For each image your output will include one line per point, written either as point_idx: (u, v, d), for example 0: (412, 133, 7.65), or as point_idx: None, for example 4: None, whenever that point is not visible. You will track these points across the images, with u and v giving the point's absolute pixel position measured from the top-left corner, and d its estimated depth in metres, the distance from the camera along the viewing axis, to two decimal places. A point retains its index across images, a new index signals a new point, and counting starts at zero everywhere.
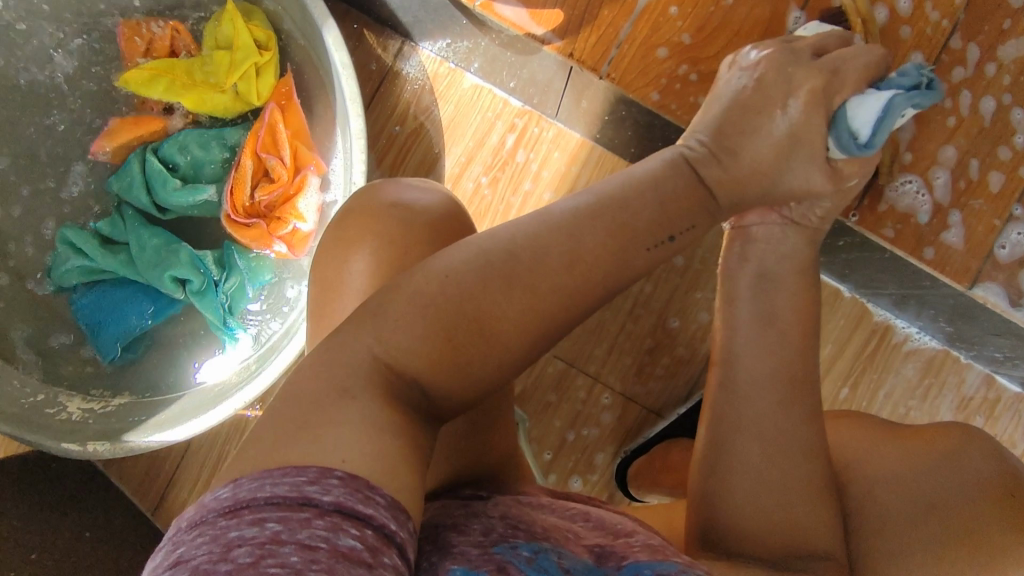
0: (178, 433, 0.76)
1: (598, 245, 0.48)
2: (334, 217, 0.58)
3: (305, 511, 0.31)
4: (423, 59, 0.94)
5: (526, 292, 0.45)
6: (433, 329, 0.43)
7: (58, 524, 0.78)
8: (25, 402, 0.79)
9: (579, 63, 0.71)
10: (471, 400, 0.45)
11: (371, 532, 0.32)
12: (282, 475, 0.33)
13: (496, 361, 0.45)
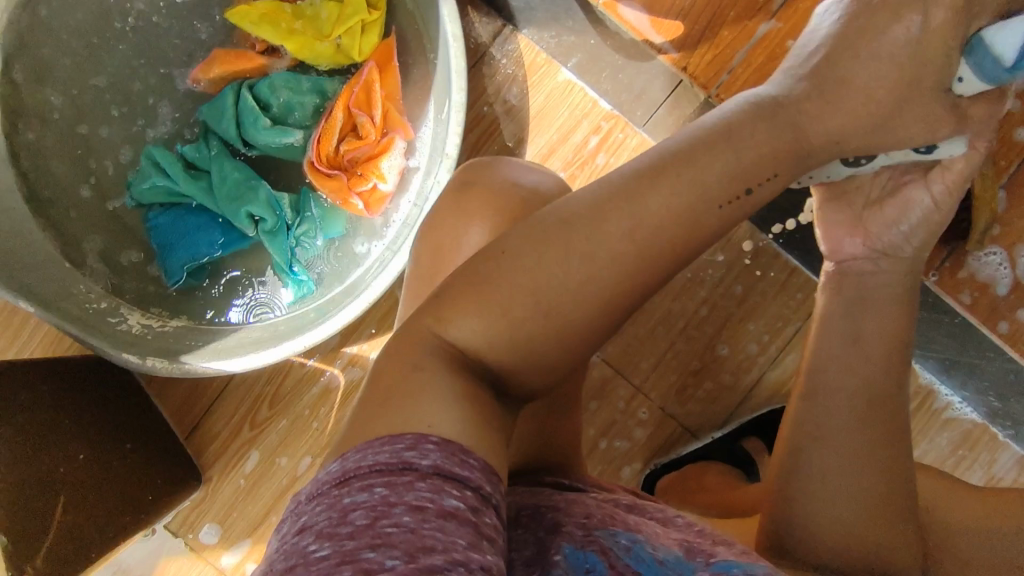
0: (233, 366, 0.78)
1: (662, 206, 0.47)
2: (452, 186, 0.60)
3: (410, 473, 0.35)
4: (521, 44, 0.94)
5: (585, 259, 0.46)
6: (499, 315, 0.45)
7: (100, 435, 0.79)
8: (90, 307, 0.82)
9: (692, 78, 0.74)
10: (537, 377, 0.46)
11: (470, 493, 0.35)
12: (383, 443, 0.37)
13: (560, 340, 0.46)
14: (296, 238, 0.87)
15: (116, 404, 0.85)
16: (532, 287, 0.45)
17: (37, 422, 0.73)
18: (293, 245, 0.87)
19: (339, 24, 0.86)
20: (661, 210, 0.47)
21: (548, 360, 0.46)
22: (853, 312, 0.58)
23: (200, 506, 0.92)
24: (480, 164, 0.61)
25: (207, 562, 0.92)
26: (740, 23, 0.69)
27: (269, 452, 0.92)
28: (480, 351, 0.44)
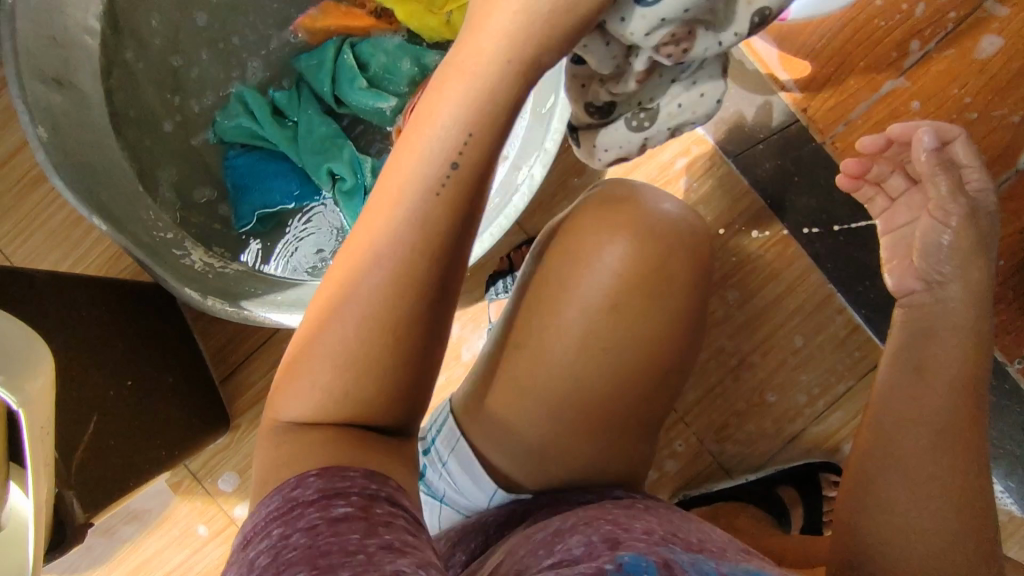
0: (291, 321, 0.77)
1: (406, 212, 0.44)
2: (594, 196, 0.63)
3: (299, 506, 0.38)
4: None
5: (362, 300, 0.44)
6: (313, 386, 0.44)
7: (146, 367, 0.78)
8: (156, 235, 0.81)
9: (808, 121, 0.71)
10: (365, 417, 0.44)
11: (356, 497, 0.38)
12: (269, 498, 0.39)
13: (374, 377, 0.44)
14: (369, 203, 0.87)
15: (165, 339, 0.84)
16: (313, 363, 0.44)
17: (91, 342, 0.71)
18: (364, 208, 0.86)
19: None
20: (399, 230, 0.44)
21: (387, 392, 0.45)
22: (907, 382, 0.61)
23: (223, 452, 0.94)
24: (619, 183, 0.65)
25: (219, 507, 0.93)
26: (870, 73, 0.68)
27: None
28: (313, 423, 0.44)
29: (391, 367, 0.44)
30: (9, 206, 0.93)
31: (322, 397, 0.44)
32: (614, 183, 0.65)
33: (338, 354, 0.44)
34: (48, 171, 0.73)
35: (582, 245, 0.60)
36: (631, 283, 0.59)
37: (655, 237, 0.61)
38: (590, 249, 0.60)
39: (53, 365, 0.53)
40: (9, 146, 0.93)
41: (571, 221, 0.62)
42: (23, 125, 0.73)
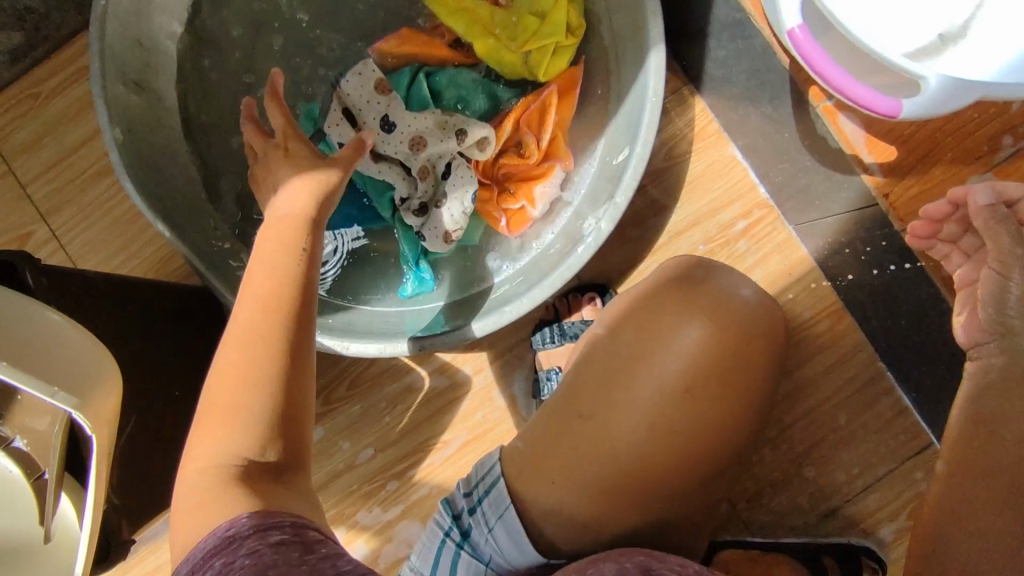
0: (342, 347, 0.77)
1: (265, 266, 0.56)
2: (668, 274, 0.64)
3: (236, 540, 0.42)
4: (696, 108, 0.91)
5: (240, 339, 0.52)
6: (208, 458, 0.48)
7: (193, 378, 0.78)
8: (215, 245, 0.82)
9: (889, 206, 0.68)
10: (262, 438, 0.49)
11: (288, 529, 0.43)
12: (202, 538, 0.44)
13: (265, 394, 0.50)
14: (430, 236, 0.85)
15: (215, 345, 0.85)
16: (210, 401, 0.50)
17: (145, 351, 0.71)
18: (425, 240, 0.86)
19: (533, 36, 0.83)
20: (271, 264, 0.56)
21: (272, 427, 0.49)
22: None
23: None
24: (696, 265, 0.65)
25: None
26: (958, 163, 0.64)
27: (334, 432, 0.94)
28: (215, 456, 0.48)
29: (267, 402, 0.50)
30: (71, 197, 0.94)
31: (220, 433, 0.49)
32: (691, 264, 0.66)
33: (229, 387, 0.50)
34: (118, 171, 0.73)
35: (657, 326, 0.60)
36: (706, 365, 0.59)
37: (736, 326, 0.60)
38: (667, 334, 0.60)
39: (118, 383, 0.53)
40: (77, 138, 0.94)
41: (645, 298, 0.62)
42: (100, 125, 0.73)
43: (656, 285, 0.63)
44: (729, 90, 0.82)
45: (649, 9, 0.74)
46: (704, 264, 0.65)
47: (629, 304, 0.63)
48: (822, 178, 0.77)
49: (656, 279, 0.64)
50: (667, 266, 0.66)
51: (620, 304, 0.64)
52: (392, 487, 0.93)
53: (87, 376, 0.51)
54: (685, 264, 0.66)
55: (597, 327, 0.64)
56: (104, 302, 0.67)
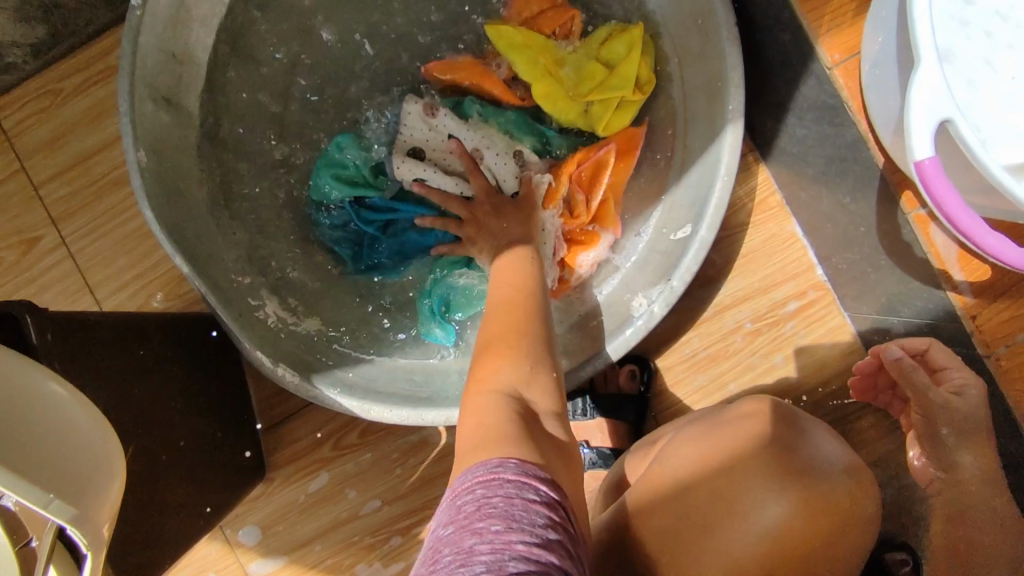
0: (363, 409, 0.72)
1: (516, 264, 0.67)
2: (753, 433, 0.64)
3: (500, 478, 0.42)
4: (759, 177, 0.84)
5: (515, 286, 0.63)
6: (483, 390, 0.52)
7: (182, 424, 0.74)
8: (234, 281, 0.75)
9: (975, 329, 0.63)
10: (533, 367, 0.54)
11: (546, 492, 0.42)
12: (475, 466, 0.44)
13: (531, 333, 0.57)
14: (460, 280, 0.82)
15: (198, 386, 0.79)
16: (487, 350, 0.56)
17: (140, 404, 0.66)
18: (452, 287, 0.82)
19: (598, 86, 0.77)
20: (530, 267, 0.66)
21: (530, 356, 0.55)
22: None
23: (254, 502, 0.90)
24: (783, 423, 0.66)
25: (238, 559, 0.90)
26: None
27: (342, 478, 0.90)
28: (494, 384, 0.52)
29: (544, 346, 0.57)
30: (85, 205, 0.88)
31: (497, 353, 0.55)
32: (773, 417, 0.66)
33: (495, 336, 0.57)
34: (138, 198, 0.67)
35: (741, 492, 0.61)
36: (784, 547, 0.60)
37: (820, 502, 0.61)
38: (750, 503, 0.60)
39: (121, 479, 0.48)
40: (97, 142, 0.88)
41: (733, 458, 0.63)
42: (123, 145, 0.67)
43: (743, 440, 0.64)
44: (802, 169, 0.76)
45: (731, 79, 0.68)
46: (793, 422, 0.66)
47: (714, 457, 0.63)
48: (892, 280, 0.72)
49: (741, 431, 0.65)
50: (753, 418, 0.66)
51: (702, 449, 0.64)
52: (395, 543, 0.90)
53: (83, 477, 0.44)
54: (771, 416, 0.66)
55: (672, 461, 0.65)
56: (87, 348, 0.60)
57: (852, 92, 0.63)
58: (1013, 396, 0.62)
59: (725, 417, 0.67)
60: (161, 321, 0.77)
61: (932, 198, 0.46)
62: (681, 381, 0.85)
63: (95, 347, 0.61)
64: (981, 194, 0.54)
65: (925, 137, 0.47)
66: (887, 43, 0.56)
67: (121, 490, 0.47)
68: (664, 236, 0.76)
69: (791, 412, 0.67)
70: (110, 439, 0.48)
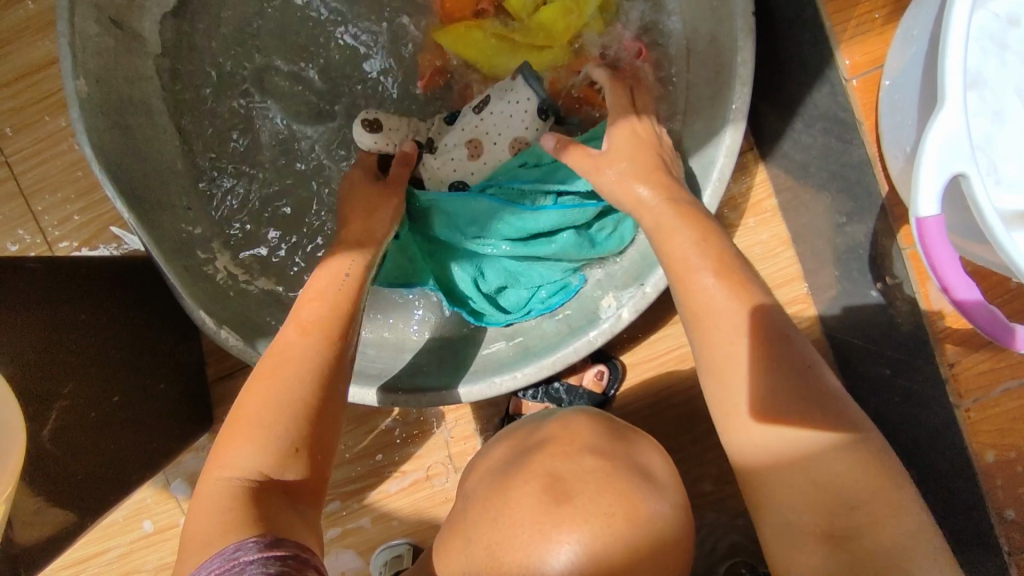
0: None
1: (312, 308, 0.57)
2: (534, 478, 0.52)
3: (240, 564, 0.40)
4: (757, 177, 0.77)
5: (295, 322, 0.56)
6: (225, 483, 0.48)
7: (113, 377, 0.70)
8: (184, 231, 0.70)
9: (950, 376, 0.59)
10: (264, 442, 0.49)
11: (289, 563, 0.41)
12: (211, 559, 0.42)
13: (302, 377, 0.52)
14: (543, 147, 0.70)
15: (140, 331, 0.76)
16: (241, 421, 0.50)
17: (62, 365, 0.63)
18: (564, 200, 0.71)
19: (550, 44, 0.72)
20: (330, 294, 0.58)
21: (276, 424, 0.50)
22: None
23: (196, 452, 0.87)
24: (581, 458, 0.54)
25: (175, 506, 0.87)
26: None
27: None
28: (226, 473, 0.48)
29: (308, 393, 0.51)
30: (27, 123, 0.82)
31: (244, 415, 0.50)
32: (572, 448, 0.55)
33: (258, 381, 0.52)
34: (77, 133, 0.61)
35: (508, 549, 0.49)
36: None
37: (619, 556, 0.48)
38: (526, 559, 0.48)
39: (19, 444, 0.48)
40: (48, 54, 0.81)
41: (508, 500, 0.52)
42: (61, 71, 0.61)
43: (524, 479, 0.53)
44: (801, 177, 0.71)
45: (739, 75, 0.63)
46: (602, 456, 0.54)
47: (490, 504, 0.53)
48: (870, 305, 0.68)
49: (529, 469, 0.54)
50: (543, 453, 0.55)
51: (490, 490, 0.54)
52: (333, 507, 0.84)
53: None
54: (570, 450, 0.55)
55: (467, 505, 0.56)
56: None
57: (867, 109, 0.59)
58: (974, 446, 0.58)
59: (531, 445, 0.57)
60: (94, 267, 0.72)
61: (930, 262, 0.42)
62: (648, 377, 0.81)
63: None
64: (981, 246, 0.48)
65: (932, 193, 0.42)
66: (917, 62, 0.50)
67: (21, 456, 0.48)
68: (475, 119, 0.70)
69: (604, 443, 0.56)
70: (16, 422, 0.48)
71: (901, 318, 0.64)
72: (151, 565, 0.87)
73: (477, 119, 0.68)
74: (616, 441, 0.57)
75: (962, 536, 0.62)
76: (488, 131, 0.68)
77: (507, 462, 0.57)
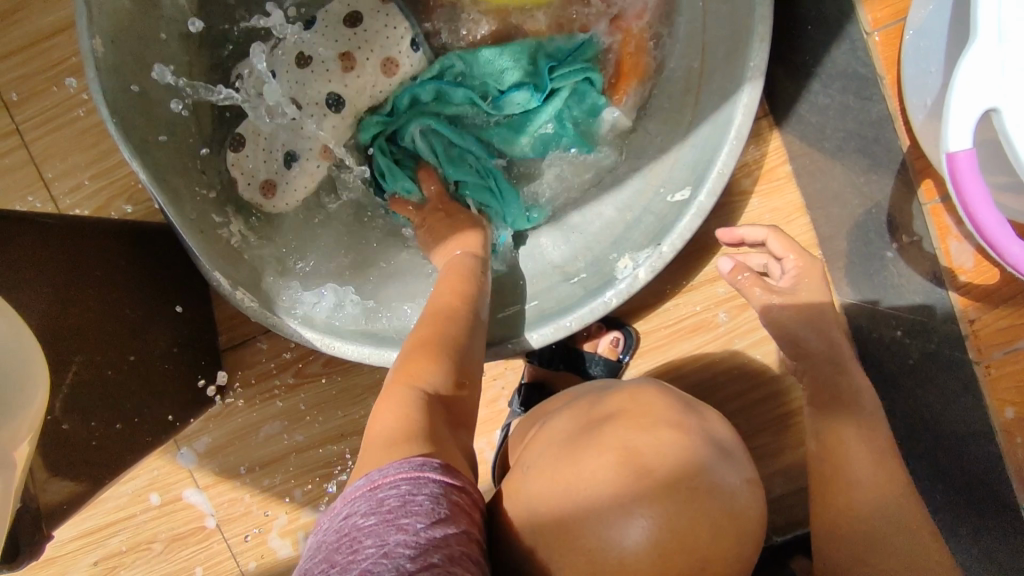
0: (324, 344, 0.67)
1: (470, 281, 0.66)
2: (615, 449, 0.52)
3: (462, 496, 0.44)
4: (772, 144, 0.75)
5: (451, 291, 0.63)
6: (406, 390, 0.52)
7: (128, 342, 0.70)
8: (198, 194, 0.70)
9: (970, 332, 0.60)
10: (436, 365, 0.55)
11: (478, 524, 0.45)
12: (443, 471, 0.44)
13: (460, 332, 0.59)
14: (462, 54, 0.77)
15: (154, 298, 0.75)
16: (410, 351, 0.56)
17: (78, 327, 0.63)
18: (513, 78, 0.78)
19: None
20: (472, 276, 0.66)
21: (447, 357, 0.56)
22: None
23: (209, 422, 0.87)
24: (659, 431, 0.52)
25: (187, 475, 0.87)
26: None
27: (298, 408, 0.87)
28: (410, 383, 0.53)
29: (463, 350, 0.58)
30: (37, 91, 0.81)
31: (422, 349, 0.56)
32: (647, 420, 0.54)
33: (429, 324, 0.59)
34: (93, 92, 0.60)
35: (582, 509, 0.49)
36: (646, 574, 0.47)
37: (693, 528, 0.48)
38: (600, 524, 0.48)
39: (38, 392, 0.48)
40: (58, 21, 0.81)
41: (582, 472, 0.51)
42: (78, 28, 0.60)
43: (601, 448, 0.52)
44: (816, 140, 0.71)
45: (757, 33, 0.63)
46: (680, 430, 0.53)
47: (564, 467, 0.52)
48: (885, 267, 0.68)
49: (603, 439, 0.53)
50: (622, 422, 0.54)
51: (555, 459, 0.53)
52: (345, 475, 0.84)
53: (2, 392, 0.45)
54: (645, 420, 0.54)
55: (529, 473, 0.55)
56: (10, 268, 0.56)
57: (888, 62, 0.61)
58: (993, 402, 0.58)
59: (598, 418, 0.56)
60: (109, 231, 0.72)
61: (960, 196, 0.43)
62: (661, 345, 0.80)
63: (11, 258, 0.56)
64: (1008, 194, 0.49)
65: (965, 127, 0.43)
66: (940, 10, 0.50)
67: (39, 408, 0.48)
68: (336, 33, 0.74)
69: (679, 416, 0.54)
70: (35, 370, 0.48)
71: (918, 279, 0.64)
72: (163, 536, 0.87)
73: (350, 32, 0.74)
74: (689, 414, 0.55)
75: (979, 494, 0.62)
76: (359, 47, 0.74)
77: (576, 425, 0.57)
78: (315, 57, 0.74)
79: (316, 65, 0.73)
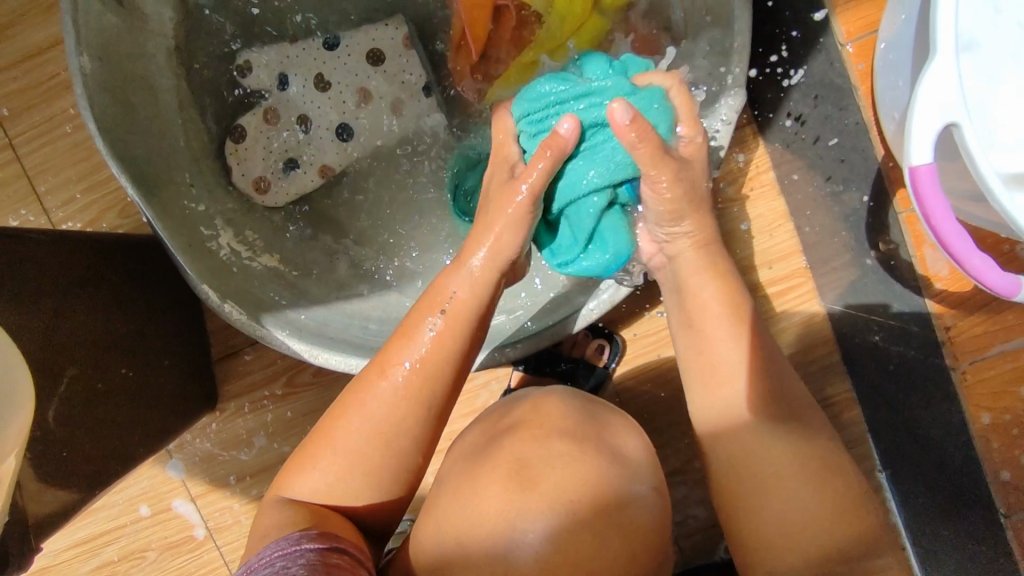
0: (311, 355, 0.68)
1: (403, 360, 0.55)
2: (504, 466, 0.51)
3: (326, 552, 0.43)
4: (756, 151, 0.74)
5: (379, 368, 0.56)
6: (290, 497, 0.53)
7: (118, 354, 0.70)
8: (186, 208, 0.70)
9: (947, 340, 0.61)
10: (323, 463, 0.54)
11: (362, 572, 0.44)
12: (301, 537, 0.44)
13: (379, 415, 0.54)
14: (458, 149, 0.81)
15: (143, 310, 0.76)
16: (313, 437, 0.55)
17: (67, 341, 0.63)
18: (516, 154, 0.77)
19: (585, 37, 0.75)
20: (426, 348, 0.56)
21: (340, 452, 0.53)
22: None
23: (201, 431, 0.88)
24: (549, 443, 0.52)
25: (179, 484, 0.88)
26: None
27: (288, 418, 0.88)
28: (295, 487, 0.54)
29: (381, 432, 0.54)
30: (30, 105, 0.82)
31: (319, 445, 0.54)
32: (541, 432, 0.53)
33: (347, 405, 0.55)
34: (80, 109, 0.61)
35: (473, 532, 0.49)
36: None
37: (585, 542, 0.48)
38: (490, 545, 0.48)
39: (23, 407, 0.49)
40: (50, 36, 0.82)
41: (475, 493, 0.50)
42: (65, 47, 0.61)
43: (491, 465, 0.52)
44: (796, 149, 0.71)
45: (736, 44, 0.63)
46: (572, 440, 0.53)
47: (459, 489, 0.52)
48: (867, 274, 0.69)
49: (497, 455, 0.52)
50: (515, 436, 0.54)
51: (456, 478, 0.53)
52: None
53: None
54: (539, 432, 0.53)
55: (439, 491, 0.55)
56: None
57: (863, 74, 0.63)
58: (970, 408, 0.59)
59: (500, 430, 0.56)
60: (99, 244, 0.73)
61: (921, 209, 0.44)
62: (647, 353, 0.81)
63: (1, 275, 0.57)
64: (976, 205, 0.49)
65: (926, 140, 0.44)
66: (909, 23, 0.51)
67: (26, 421, 0.49)
68: (365, 67, 0.78)
69: (574, 424, 0.54)
70: (22, 384, 0.49)
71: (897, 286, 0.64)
72: (156, 544, 0.88)
73: (373, 71, 0.78)
74: (586, 421, 0.55)
75: (956, 499, 0.63)
76: (379, 87, 0.78)
77: (477, 441, 0.57)
78: (336, 84, 0.78)
79: (335, 92, 0.78)
